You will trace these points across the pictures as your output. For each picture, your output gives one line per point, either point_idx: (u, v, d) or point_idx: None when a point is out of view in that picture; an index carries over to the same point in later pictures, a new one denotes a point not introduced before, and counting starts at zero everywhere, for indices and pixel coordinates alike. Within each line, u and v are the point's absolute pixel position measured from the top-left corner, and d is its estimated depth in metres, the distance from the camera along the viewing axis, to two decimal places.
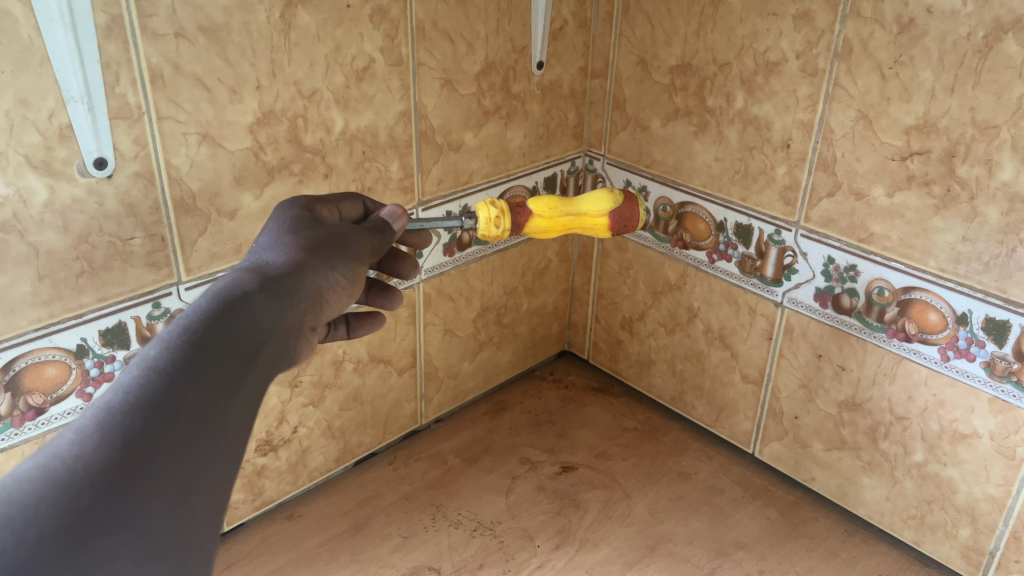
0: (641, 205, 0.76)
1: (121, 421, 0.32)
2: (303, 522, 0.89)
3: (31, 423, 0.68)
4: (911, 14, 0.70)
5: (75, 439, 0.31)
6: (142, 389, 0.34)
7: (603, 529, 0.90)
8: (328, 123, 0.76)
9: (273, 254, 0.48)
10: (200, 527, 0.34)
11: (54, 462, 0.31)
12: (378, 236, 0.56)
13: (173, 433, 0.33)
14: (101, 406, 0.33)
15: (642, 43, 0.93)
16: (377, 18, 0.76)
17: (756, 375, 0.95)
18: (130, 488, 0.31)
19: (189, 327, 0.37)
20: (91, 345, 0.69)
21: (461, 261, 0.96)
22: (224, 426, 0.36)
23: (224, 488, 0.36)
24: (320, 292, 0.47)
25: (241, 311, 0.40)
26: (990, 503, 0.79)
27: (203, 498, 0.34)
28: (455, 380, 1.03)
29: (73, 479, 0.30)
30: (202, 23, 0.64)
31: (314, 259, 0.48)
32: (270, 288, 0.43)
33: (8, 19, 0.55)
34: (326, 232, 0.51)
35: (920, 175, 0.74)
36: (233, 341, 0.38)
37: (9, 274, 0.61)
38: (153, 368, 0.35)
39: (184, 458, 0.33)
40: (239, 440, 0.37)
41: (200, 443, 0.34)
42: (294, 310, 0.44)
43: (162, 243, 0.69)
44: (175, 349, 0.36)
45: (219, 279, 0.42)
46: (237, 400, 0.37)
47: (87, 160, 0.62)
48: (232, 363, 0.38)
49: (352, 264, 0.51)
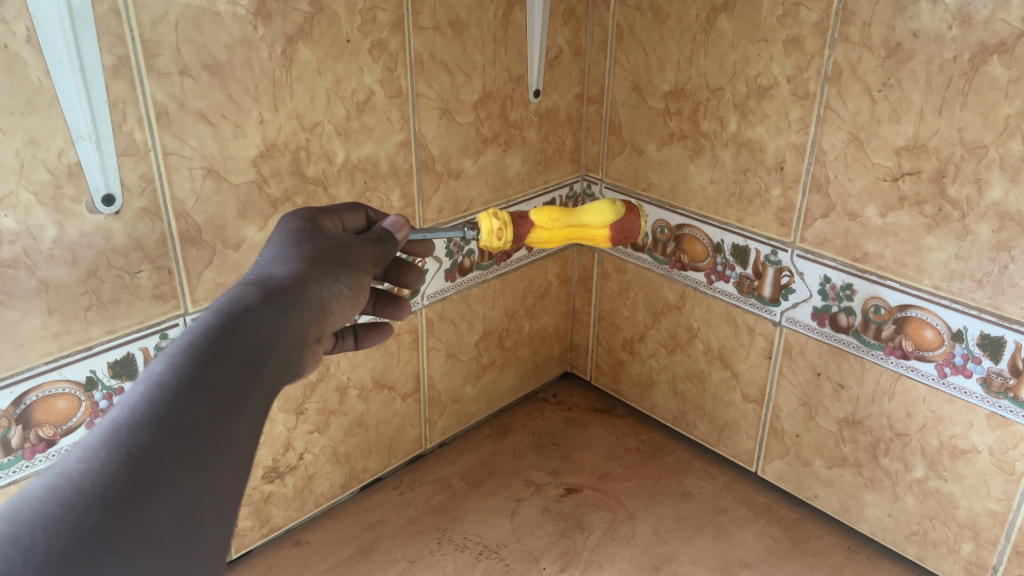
0: (641, 218, 0.78)
1: (128, 437, 0.33)
2: (310, 548, 0.90)
3: (42, 455, 0.69)
4: (897, 39, 0.72)
5: (82, 456, 0.32)
6: (148, 405, 0.35)
7: (608, 550, 0.90)
8: (330, 155, 0.78)
9: (277, 267, 0.49)
10: (210, 539, 0.35)
11: (62, 481, 0.31)
12: (382, 246, 0.57)
13: (180, 448, 0.34)
14: (108, 422, 0.33)
15: (637, 69, 0.95)
16: (377, 52, 0.77)
17: (757, 395, 0.96)
18: (139, 502, 0.32)
19: (194, 341, 0.38)
20: (100, 377, 0.70)
21: (462, 286, 0.97)
22: (232, 438, 0.36)
23: (233, 499, 0.36)
24: (325, 304, 0.48)
25: (246, 324, 0.41)
26: (991, 518, 0.79)
27: (213, 511, 0.35)
28: (459, 404, 1.04)
29: (81, 497, 0.31)
30: (206, 61, 0.66)
31: (317, 271, 0.49)
32: (274, 301, 0.44)
33: (18, 62, 0.57)
34: (329, 245, 0.52)
35: (911, 195, 0.75)
36: (239, 354, 0.39)
37: (19, 308, 0.63)
38: (158, 384, 0.35)
39: (192, 472, 0.34)
40: (247, 451, 0.38)
41: (208, 456, 0.35)
42: (298, 322, 0.45)
43: (168, 276, 0.70)
44: (180, 365, 0.37)
45: (223, 293, 0.43)
46: (243, 411, 0.38)
47: (95, 197, 0.64)
48: (237, 375, 0.38)
49: (355, 275, 0.52)
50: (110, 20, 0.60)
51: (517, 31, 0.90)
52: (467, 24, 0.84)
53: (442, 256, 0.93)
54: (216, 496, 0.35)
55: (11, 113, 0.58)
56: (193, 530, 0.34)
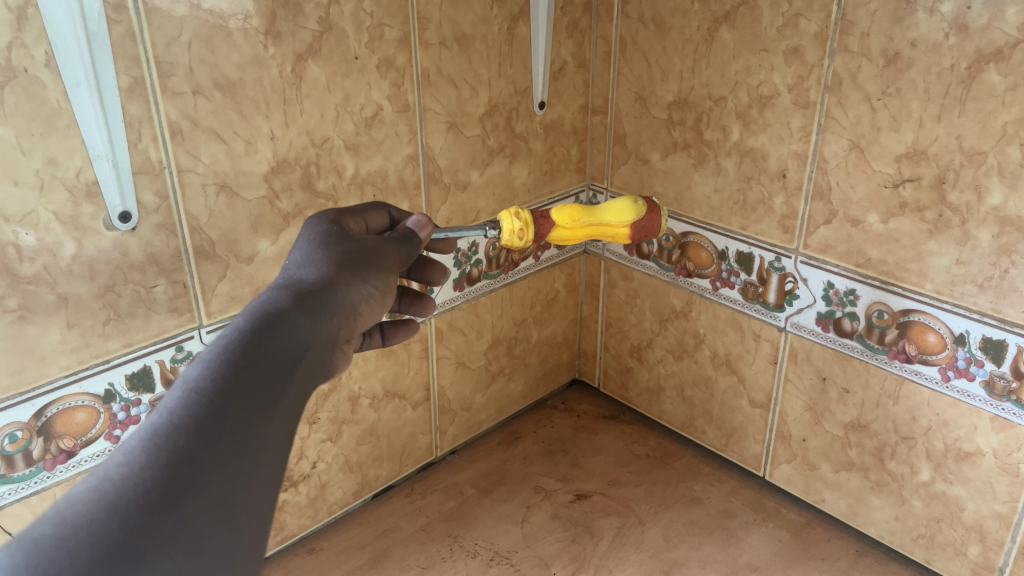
0: (663, 215, 0.78)
1: (166, 441, 0.34)
2: (323, 556, 0.91)
3: (62, 466, 0.70)
4: (896, 48, 0.73)
5: (123, 461, 0.33)
6: (185, 410, 0.36)
7: (618, 555, 0.91)
8: (340, 169, 0.79)
9: (305, 271, 0.50)
10: (247, 539, 0.36)
11: (105, 485, 0.32)
12: (406, 248, 0.58)
13: (216, 452, 0.35)
14: (147, 428, 0.35)
15: (640, 80, 0.96)
16: (384, 68, 0.79)
17: (764, 400, 0.97)
18: (178, 504, 0.33)
19: (229, 346, 0.39)
20: (118, 390, 0.72)
21: (471, 295, 0.99)
22: (266, 440, 0.38)
23: (268, 500, 0.37)
24: (354, 307, 0.49)
25: (279, 327, 0.42)
26: (997, 520, 0.80)
27: (248, 512, 0.36)
28: (469, 412, 1.06)
29: (122, 500, 0.32)
30: (218, 80, 0.68)
31: (345, 273, 0.51)
32: (305, 305, 0.45)
33: (38, 85, 0.59)
34: (356, 249, 0.53)
35: (912, 202, 0.76)
36: (273, 356, 0.40)
37: (40, 323, 0.65)
38: (195, 389, 0.37)
39: (227, 474, 0.35)
40: (282, 452, 0.39)
41: (242, 458, 0.36)
42: (329, 325, 0.46)
43: (183, 290, 0.72)
44: (215, 369, 0.38)
45: (255, 298, 0.45)
46: (276, 413, 0.39)
47: (112, 214, 0.65)
48: (271, 377, 0.40)
49: (382, 276, 0.53)
50: (126, 43, 0.62)
51: (522, 45, 0.91)
52: (472, 39, 0.86)
53: (451, 266, 0.94)
54: (250, 497, 0.36)
55: (31, 134, 0.60)
56: (229, 531, 0.35)
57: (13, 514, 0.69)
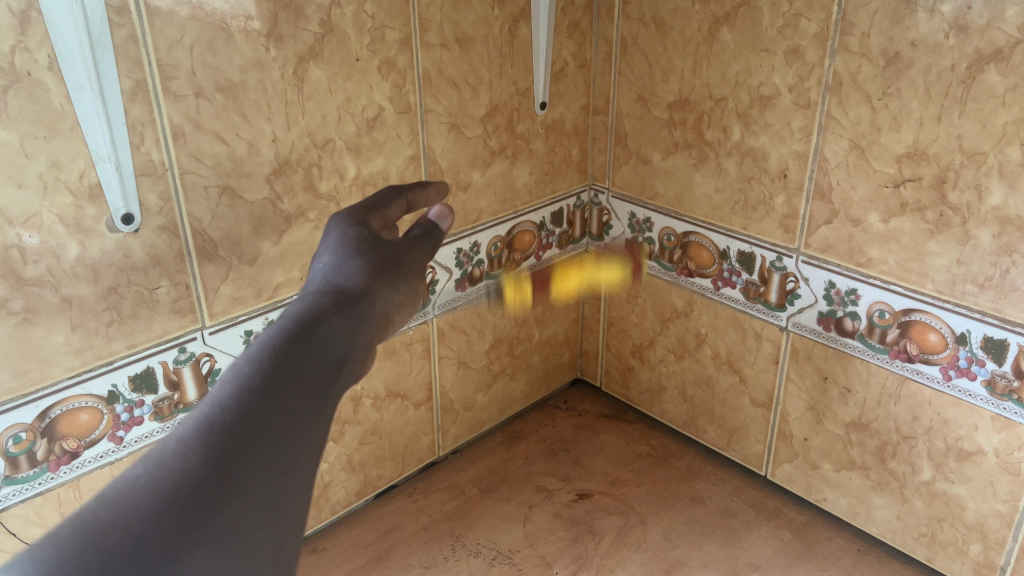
0: None
1: (221, 437, 0.32)
2: (326, 555, 0.92)
3: (66, 467, 0.71)
4: (896, 48, 0.73)
5: (166, 462, 0.31)
6: (232, 410, 0.33)
7: (620, 555, 0.91)
8: (342, 170, 0.80)
9: (346, 268, 0.47)
10: (287, 553, 0.33)
11: (158, 475, 0.30)
12: (428, 246, 0.52)
13: (269, 452, 0.33)
14: (194, 427, 0.32)
15: (641, 80, 0.97)
16: (385, 69, 0.79)
17: (765, 399, 0.97)
18: (228, 504, 0.31)
19: (282, 345, 0.37)
20: (121, 391, 0.72)
21: (472, 295, 0.99)
22: (317, 447, 0.35)
23: (308, 512, 0.34)
24: (394, 312, 0.46)
25: (329, 330, 0.40)
26: (998, 519, 0.80)
27: (296, 520, 0.33)
28: (471, 412, 1.06)
29: (173, 494, 0.30)
30: (220, 83, 0.68)
31: (386, 275, 0.47)
32: (353, 309, 0.43)
33: (41, 89, 0.59)
34: (404, 246, 0.50)
35: (913, 202, 0.76)
36: (324, 360, 0.38)
37: (44, 325, 0.65)
38: (244, 387, 0.34)
39: (278, 476, 0.33)
40: (323, 464, 0.36)
41: (295, 461, 0.34)
42: (371, 330, 0.43)
43: (186, 291, 0.73)
44: (263, 370, 0.35)
45: (299, 298, 0.42)
46: (328, 420, 0.36)
47: (115, 217, 0.66)
48: (317, 383, 0.37)
49: (421, 280, 0.49)
50: (128, 46, 0.62)
51: (523, 46, 0.91)
52: (473, 40, 0.86)
53: (452, 266, 0.95)
54: (300, 504, 0.34)
55: (34, 138, 0.60)
56: (275, 538, 0.32)
57: (17, 515, 0.69)
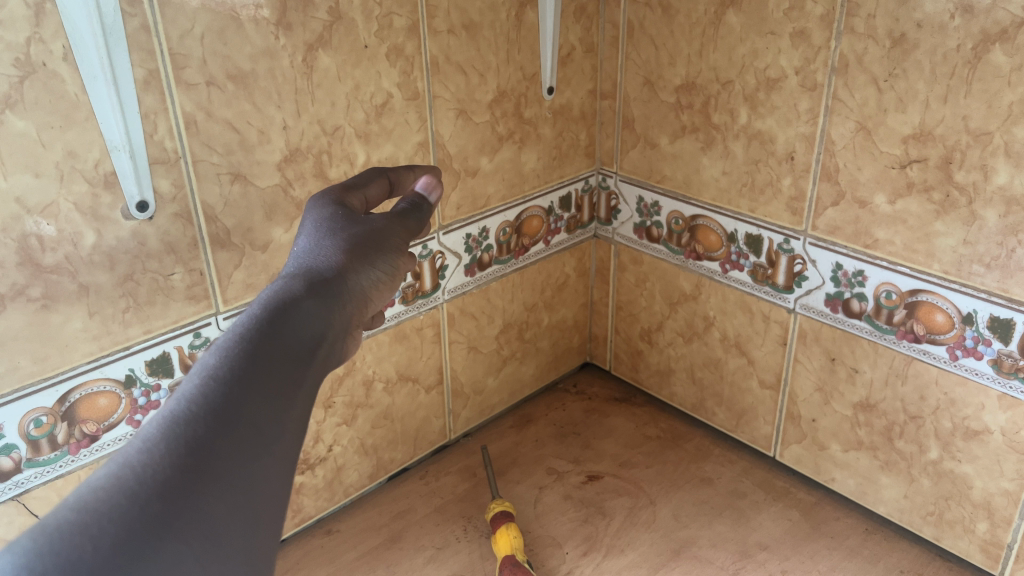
0: None
1: (185, 430, 0.32)
2: (339, 537, 0.93)
3: (86, 450, 0.72)
4: (902, 29, 0.73)
5: (143, 448, 0.31)
6: (203, 398, 0.34)
7: (629, 535, 0.92)
8: (351, 157, 0.80)
9: (318, 252, 0.47)
10: (265, 529, 0.34)
11: (125, 471, 0.30)
12: (413, 217, 0.55)
13: (231, 440, 0.33)
14: (165, 415, 0.33)
15: (648, 64, 0.97)
16: (394, 56, 0.80)
17: (773, 380, 0.97)
18: (198, 492, 0.31)
19: (241, 337, 0.38)
20: (138, 375, 0.73)
21: (482, 280, 1.00)
22: (283, 429, 0.36)
23: (284, 492, 0.35)
24: (366, 293, 0.47)
25: (292, 315, 0.41)
26: (1005, 497, 0.81)
27: (268, 501, 0.34)
28: (480, 396, 1.07)
29: (143, 487, 0.30)
30: (231, 71, 0.69)
31: (358, 257, 0.48)
32: (319, 292, 0.44)
33: (57, 80, 0.60)
34: (370, 227, 0.51)
35: (919, 182, 0.77)
36: (287, 345, 0.39)
37: (62, 312, 0.66)
38: (211, 377, 0.35)
39: (242, 462, 0.33)
40: (296, 443, 0.37)
41: (261, 444, 0.34)
42: (341, 313, 0.44)
43: (200, 277, 0.74)
44: (231, 358, 0.36)
45: (267, 286, 0.43)
46: (294, 402, 0.37)
47: (130, 204, 0.67)
48: (284, 369, 0.38)
49: (392, 259, 0.50)
50: (140, 36, 0.63)
51: (529, 31, 0.92)
52: (480, 26, 0.86)
53: (462, 251, 0.95)
54: (270, 486, 0.34)
55: (51, 127, 0.61)
56: (246, 523, 0.33)
57: (38, 497, 0.71)
